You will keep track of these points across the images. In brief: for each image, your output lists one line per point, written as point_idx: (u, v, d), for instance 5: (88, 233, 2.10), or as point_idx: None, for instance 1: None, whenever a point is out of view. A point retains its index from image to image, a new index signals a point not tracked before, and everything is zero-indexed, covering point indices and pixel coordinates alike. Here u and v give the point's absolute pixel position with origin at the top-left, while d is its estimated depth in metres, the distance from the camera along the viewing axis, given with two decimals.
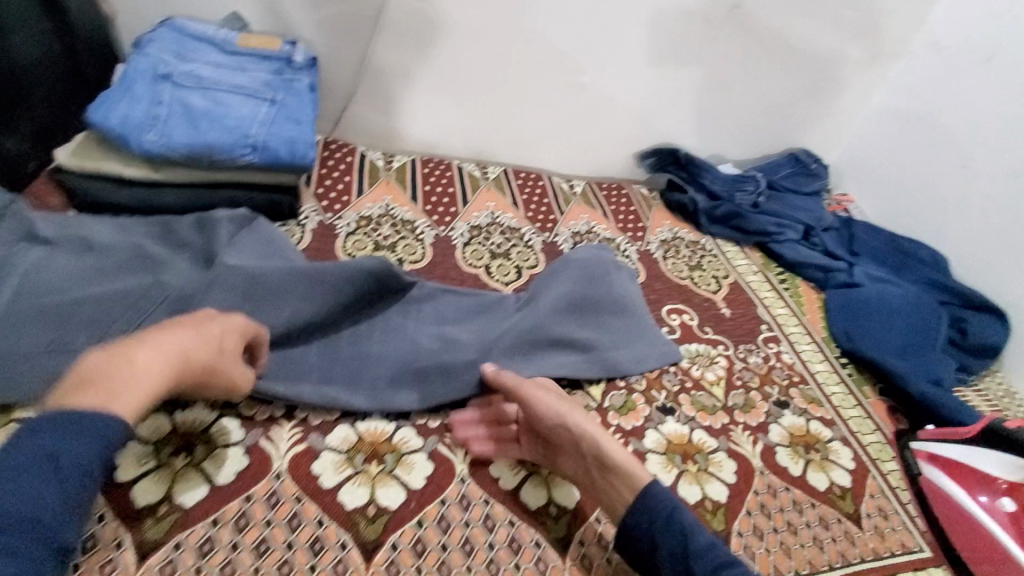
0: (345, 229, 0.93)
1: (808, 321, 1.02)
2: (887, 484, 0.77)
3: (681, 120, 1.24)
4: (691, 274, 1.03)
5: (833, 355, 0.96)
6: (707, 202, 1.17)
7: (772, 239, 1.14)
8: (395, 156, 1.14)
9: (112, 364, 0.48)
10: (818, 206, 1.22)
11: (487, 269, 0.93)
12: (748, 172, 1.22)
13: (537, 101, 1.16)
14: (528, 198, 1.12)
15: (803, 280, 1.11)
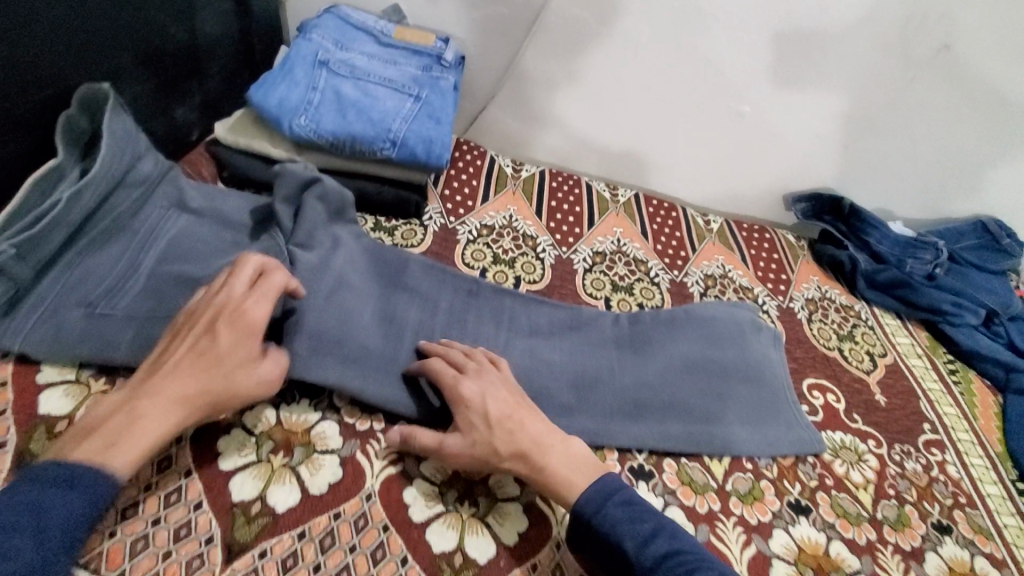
0: (466, 235, 0.90)
1: (981, 428, 0.85)
2: None
3: (848, 164, 1.09)
4: (839, 345, 0.90)
5: (1008, 478, 0.80)
6: (869, 264, 1.02)
7: (945, 320, 0.96)
8: (524, 165, 1.09)
9: (120, 416, 0.49)
10: (1006, 288, 1.03)
11: (607, 301, 0.86)
12: (925, 235, 1.04)
13: (685, 126, 1.07)
14: (658, 229, 1.03)
15: (977, 374, 0.93)
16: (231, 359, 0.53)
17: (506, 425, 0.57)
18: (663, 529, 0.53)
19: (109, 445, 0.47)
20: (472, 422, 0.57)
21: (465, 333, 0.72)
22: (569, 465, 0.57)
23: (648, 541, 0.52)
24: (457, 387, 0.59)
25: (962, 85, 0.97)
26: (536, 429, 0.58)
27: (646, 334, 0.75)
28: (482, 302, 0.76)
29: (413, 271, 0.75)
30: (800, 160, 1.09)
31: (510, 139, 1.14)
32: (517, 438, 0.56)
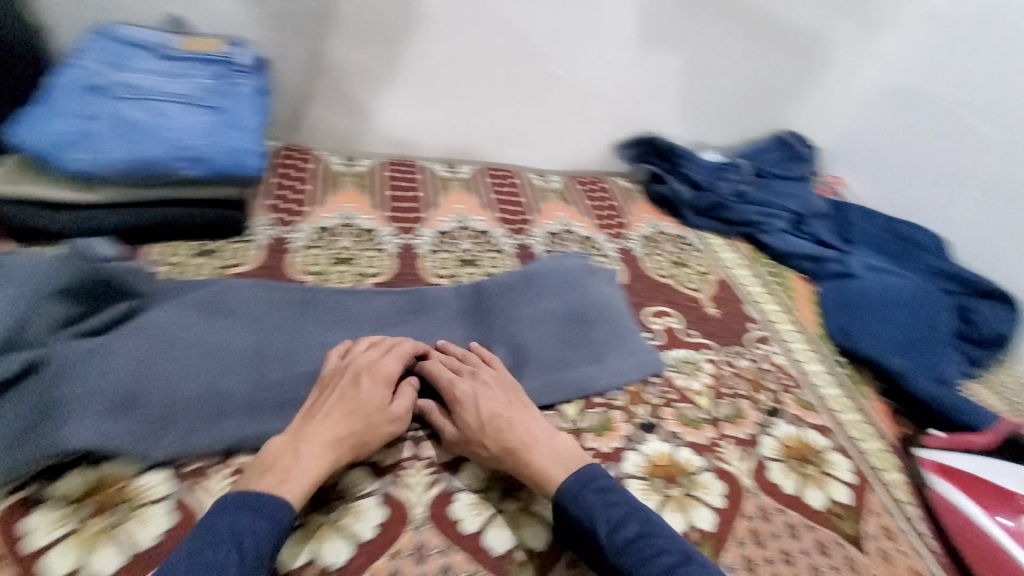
0: (301, 242, 0.87)
1: (801, 317, 0.94)
2: (891, 499, 0.69)
3: (661, 106, 1.18)
4: (675, 272, 0.98)
5: (828, 354, 0.88)
6: (691, 193, 1.12)
7: (760, 230, 1.08)
8: (358, 159, 1.07)
9: (283, 452, 0.57)
10: (807, 191, 1.16)
11: (455, 277, 0.87)
12: (733, 159, 1.18)
13: (508, 93, 1.10)
14: (500, 198, 1.05)
15: (795, 271, 1.04)
16: (370, 409, 0.62)
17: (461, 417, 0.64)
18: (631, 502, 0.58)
19: (280, 482, 0.55)
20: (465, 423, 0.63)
21: (307, 343, 0.70)
22: (555, 459, 0.61)
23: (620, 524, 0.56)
24: (452, 388, 0.66)
25: (732, 16, 1.09)
26: (526, 426, 0.63)
27: (490, 304, 0.79)
28: (320, 308, 0.75)
29: (242, 292, 0.74)
30: (618, 110, 1.16)
31: (339, 137, 1.09)
32: (505, 438, 0.62)
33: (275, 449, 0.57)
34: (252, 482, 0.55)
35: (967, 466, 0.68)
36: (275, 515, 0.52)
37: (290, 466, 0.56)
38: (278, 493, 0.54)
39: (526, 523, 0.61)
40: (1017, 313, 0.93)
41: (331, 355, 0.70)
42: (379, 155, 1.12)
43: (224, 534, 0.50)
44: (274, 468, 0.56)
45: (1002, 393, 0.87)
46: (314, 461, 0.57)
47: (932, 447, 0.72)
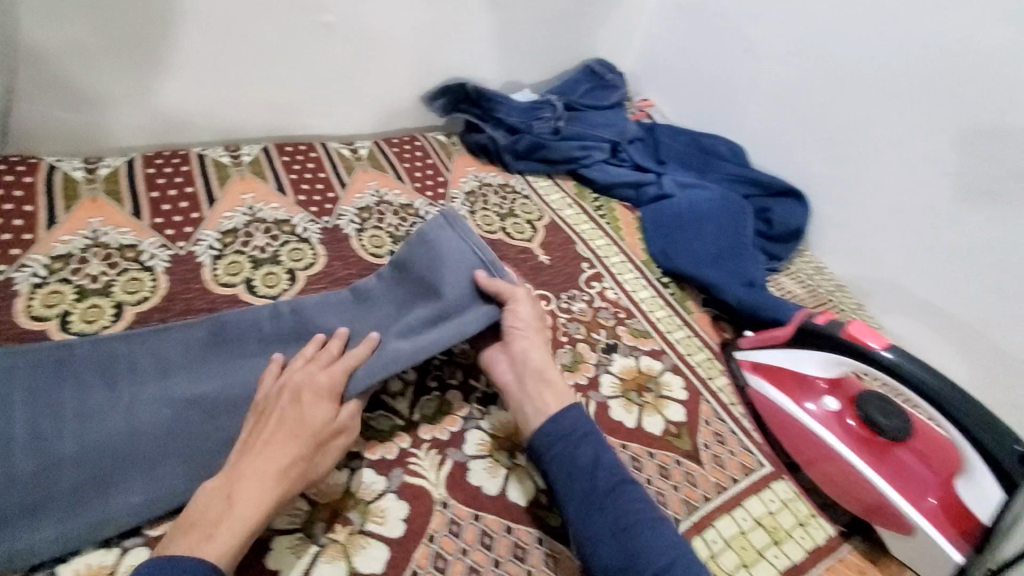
0: (31, 280, 0.68)
1: (627, 246, 0.95)
2: (720, 404, 0.73)
3: (460, 47, 1.09)
4: (502, 225, 0.94)
5: (654, 277, 0.91)
6: (508, 138, 1.07)
7: (580, 165, 1.07)
8: (105, 160, 0.86)
9: (212, 506, 0.49)
10: (620, 118, 1.16)
11: (247, 284, 0.74)
12: (543, 97, 1.13)
13: (280, 54, 0.94)
14: (297, 177, 0.92)
15: (618, 201, 1.05)
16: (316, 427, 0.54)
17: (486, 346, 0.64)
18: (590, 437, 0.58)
19: (206, 538, 0.47)
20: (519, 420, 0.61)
21: (51, 413, 0.55)
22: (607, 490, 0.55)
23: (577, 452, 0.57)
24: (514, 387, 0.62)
25: None
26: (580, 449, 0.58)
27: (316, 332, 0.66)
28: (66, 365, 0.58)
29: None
30: (415, 59, 1.06)
31: (68, 132, 0.87)
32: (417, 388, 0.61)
33: (203, 502, 0.49)
34: (175, 545, 0.47)
35: (777, 360, 0.70)
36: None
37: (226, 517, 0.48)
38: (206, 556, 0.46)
39: (361, 548, 0.53)
40: (804, 204, 1.02)
41: (88, 421, 0.56)
42: (132, 150, 0.93)
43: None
44: (198, 524, 0.48)
45: (799, 279, 0.97)
46: (252, 503, 0.49)
47: (751, 348, 0.74)
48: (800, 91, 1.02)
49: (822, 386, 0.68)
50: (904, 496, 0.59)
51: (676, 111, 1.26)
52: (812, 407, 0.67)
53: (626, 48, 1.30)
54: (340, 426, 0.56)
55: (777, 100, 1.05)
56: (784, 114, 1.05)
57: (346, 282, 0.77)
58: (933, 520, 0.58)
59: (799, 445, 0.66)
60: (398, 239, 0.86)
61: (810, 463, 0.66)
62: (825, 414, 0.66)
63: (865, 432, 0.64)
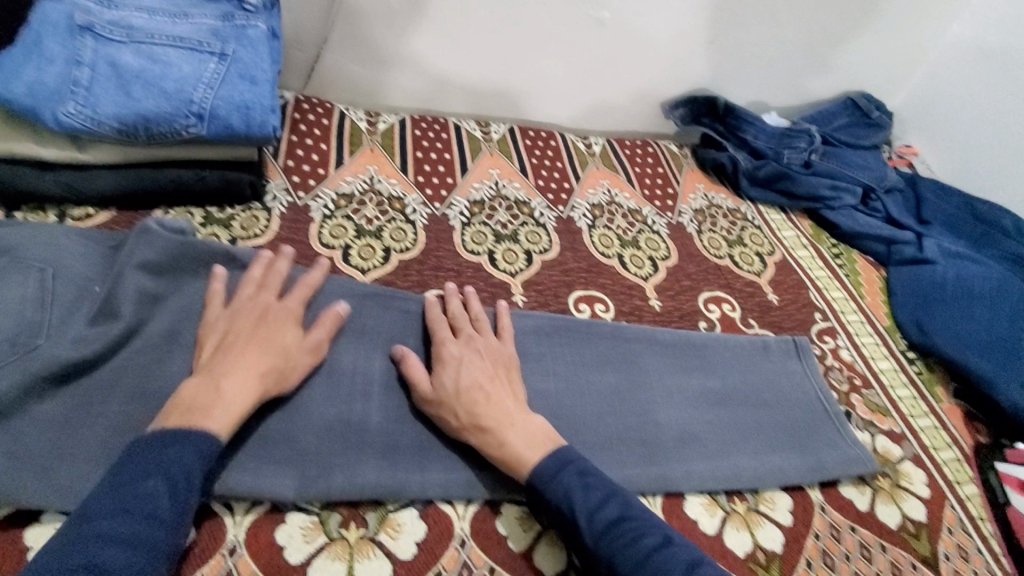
0: (322, 211, 0.78)
1: (869, 306, 0.86)
2: (968, 515, 0.65)
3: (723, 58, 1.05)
4: (731, 252, 0.89)
5: (899, 349, 0.81)
6: (750, 162, 1.01)
7: (826, 205, 0.99)
8: (381, 115, 0.96)
9: (206, 391, 0.50)
10: (879, 163, 1.07)
11: (490, 256, 0.78)
12: (798, 125, 1.07)
13: (551, 42, 0.97)
14: (538, 162, 0.95)
15: (860, 253, 0.95)
16: (290, 343, 0.56)
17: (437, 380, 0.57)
18: (614, 495, 0.52)
19: (203, 415, 0.48)
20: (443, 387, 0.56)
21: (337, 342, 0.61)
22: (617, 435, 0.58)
23: (600, 506, 0.51)
24: (440, 347, 0.60)
25: None
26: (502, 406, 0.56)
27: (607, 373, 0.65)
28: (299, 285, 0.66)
29: None
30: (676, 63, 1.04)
31: (359, 84, 0.98)
32: (476, 412, 0.55)
33: (192, 391, 0.50)
34: (189, 417, 0.48)
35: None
36: (203, 455, 0.47)
37: (219, 402, 0.49)
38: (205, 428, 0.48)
39: None
40: None
41: None
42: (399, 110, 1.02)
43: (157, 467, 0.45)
44: (186, 406, 0.49)
45: None
46: (242, 399, 0.50)
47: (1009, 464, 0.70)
48: None
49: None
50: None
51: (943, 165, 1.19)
52: None
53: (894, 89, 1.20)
54: (311, 345, 0.57)
55: None
56: None
57: (576, 274, 0.79)
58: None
59: None
60: (627, 242, 0.86)
61: None
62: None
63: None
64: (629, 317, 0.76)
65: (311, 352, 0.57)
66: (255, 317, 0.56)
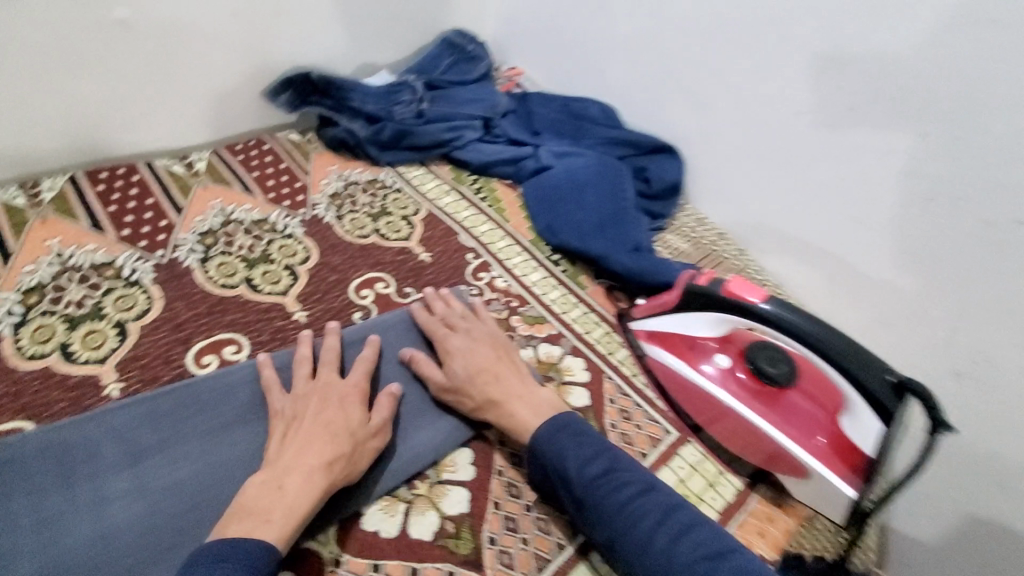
0: (11, 320, 0.68)
1: (513, 228, 0.98)
2: (622, 377, 0.80)
3: (332, 27, 1.04)
4: (450, 198, 1.00)
5: (543, 255, 0.94)
6: (368, 128, 1.02)
7: (453, 146, 1.05)
8: (42, 184, 0.83)
9: (267, 494, 0.51)
10: (488, 91, 1.13)
11: (248, 284, 0.78)
12: (400, 78, 1.08)
13: (194, 46, 0.90)
14: (260, 172, 0.94)
15: (498, 179, 1.06)
16: (352, 420, 0.58)
17: (473, 382, 0.66)
18: (605, 452, 0.60)
19: (266, 522, 0.50)
20: (455, 373, 0.67)
21: (103, 452, 0.55)
22: (534, 411, 0.65)
23: (590, 461, 0.59)
24: (444, 342, 0.70)
25: None
26: (511, 381, 0.67)
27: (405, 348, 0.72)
28: (79, 437, 0.55)
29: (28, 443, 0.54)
30: (329, 37, 1.04)
31: (1, 156, 0.82)
32: (488, 391, 0.65)
33: (255, 492, 0.52)
34: (230, 529, 0.49)
35: (673, 329, 0.78)
36: (263, 559, 0.47)
37: (279, 504, 0.51)
38: (262, 536, 0.49)
39: (442, 495, 0.63)
40: (677, 160, 1.05)
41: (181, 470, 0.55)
42: (71, 167, 0.89)
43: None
44: (254, 511, 0.50)
45: (684, 234, 1.01)
46: (302, 490, 0.52)
47: (646, 321, 0.81)
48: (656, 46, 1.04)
49: (714, 348, 0.76)
50: (797, 442, 0.69)
51: (545, 77, 1.24)
52: (709, 368, 0.75)
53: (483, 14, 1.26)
54: (372, 430, 0.60)
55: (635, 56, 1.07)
56: (645, 71, 1.07)
57: (342, 268, 0.83)
58: (826, 458, 0.68)
59: (701, 406, 0.75)
60: (378, 214, 0.93)
61: (710, 420, 0.75)
62: (718, 375, 0.75)
63: (755, 385, 0.73)
64: (407, 280, 0.85)
65: (376, 432, 0.60)
66: (311, 409, 0.58)
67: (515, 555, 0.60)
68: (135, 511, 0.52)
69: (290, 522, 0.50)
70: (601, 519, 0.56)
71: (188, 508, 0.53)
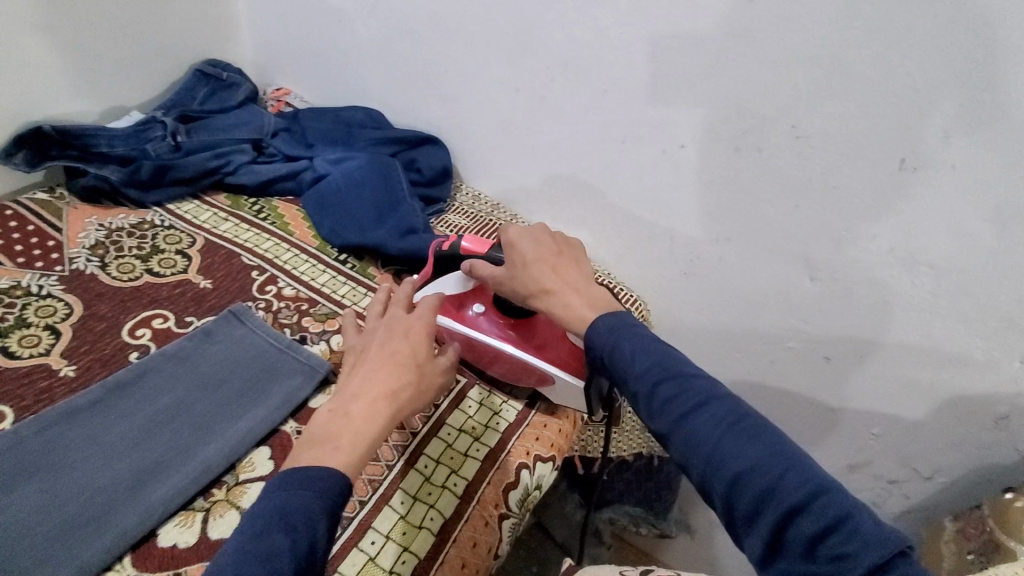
0: None
1: (298, 238, 1.00)
2: None
3: (54, 80, 0.99)
4: (229, 223, 1.00)
5: (330, 257, 0.99)
6: (123, 171, 0.99)
7: (224, 173, 1.06)
8: None
9: (334, 420, 0.57)
10: (253, 114, 1.15)
11: (0, 352, 0.74)
12: (149, 116, 1.05)
13: None
14: (1, 240, 0.88)
15: (279, 196, 1.08)
16: (419, 354, 0.63)
17: (533, 269, 0.67)
18: (662, 367, 0.55)
19: (333, 450, 0.54)
20: (513, 262, 0.70)
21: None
22: (588, 303, 0.63)
23: (642, 368, 0.55)
24: (506, 232, 0.72)
25: None
26: (564, 275, 0.67)
27: (162, 372, 0.74)
28: None
29: None
30: (55, 88, 1.00)
31: None
32: (541, 280, 0.67)
33: (324, 420, 0.57)
34: (303, 456, 0.54)
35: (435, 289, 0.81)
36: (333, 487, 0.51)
37: (347, 431, 0.56)
38: (332, 467, 0.53)
39: (241, 496, 0.66)
40: (444, 147, 1.14)
41: None
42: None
43: (281, 517, 0.48)
44: (320, 441, 0.55)
45: (463, 212, 1.12)
46: (365, 421, 0.57)
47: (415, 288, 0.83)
48: (396, 48, 1.10)
49: (468, 298, 0.80)
50: (541, 358, 0.73)
51: (310, 91, 1.26)
52: (472, 317, 0.78)
53: (235, 38, 1.25)
54: (438, 363, 0.65)
55: (381, 60, 1.13)
56: (394, 72, 1.13)
57: (111, 314, 0.81)
58: (567, 366, 0.73)
59: (475, 351, 0.79)
60: (148, 253, 0.91)
61: (488, 362, 0.79)
62: (475, 319, 0.78)
63: (506, 320, 0.77)
64: (187, 309, 0.84)
65: (441, 370, 0.65)
66: (391, 333, 0.64)
67: None
68: None
69: (349, 459, 0.55)
70: (671, 438, 0.53)
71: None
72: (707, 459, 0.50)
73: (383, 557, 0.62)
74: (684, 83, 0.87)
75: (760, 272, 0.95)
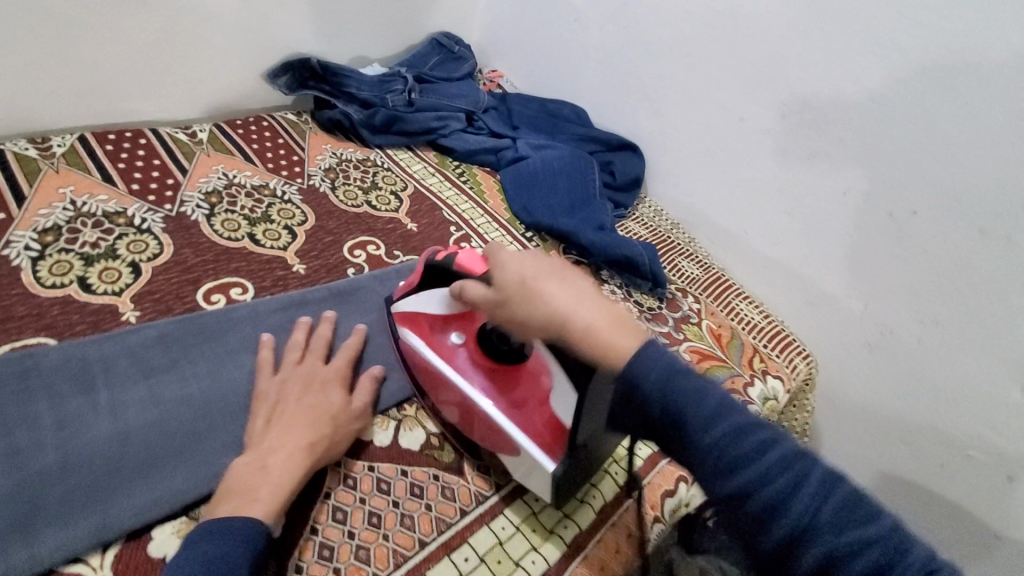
0: (28, 254, 0.71)
1: (491, 207, 1.06)
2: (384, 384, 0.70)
3: (330, 29, 1.14)
4: (437, 181, 1.08)
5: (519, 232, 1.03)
6: (362, 112, 1.11)
7: (439, 135, 1.15)
8: (53, 138, 0.86)
9: (253, 473, 0.54)
10: (473, 88, 1.23)
11: (251, 237, 0.83)
12: (393, 70, 1.18)
13: (203, 27, 0.98)
14: (260, 147, 1.00)
15: (480, 167, 1.15)
16: (332, 408, 0.61)
17: (528, 284, 0.53)
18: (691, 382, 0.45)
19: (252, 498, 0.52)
20: (500, 280, 0.55)
21: (118, 366, 0.62)
22: (597, 312, 0.50)
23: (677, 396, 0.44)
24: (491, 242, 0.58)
25: None
26: (565, 290, 0.52)
27: (371, 292, 0.79)
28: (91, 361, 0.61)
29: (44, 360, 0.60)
30: (329, 30, 1.14)
31: (17, 112, 0.88)
32: (533, 304, 0.52)
33: (245, 471, 0.54)
34: (221, 508, 0.51)
35: (417, 305, 0.69)
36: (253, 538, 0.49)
37: (265, 482, 0.53)
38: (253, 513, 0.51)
39: (428, 417, 0.70)
40: (640, 156, 1.18)
41: (183, 385, 0.62)
42: (77, 127, 0.95)
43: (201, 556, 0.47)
44: (240, 491, 0.52)
45: (643, 222, 1.13)
46: (286, 469, 0.54)
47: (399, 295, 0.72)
48: (623, 54, 1.15)
49: (445, 322, 0.67)
50: (514, 421, 0.60)
51: (522, 80, 1.35)
52: (441, 341, 0.67)
53: (472, 19, 1.37)
54: (353, 413, 0.63)
55: (604, 64, 1.18)
56: (612, 77, 1.18)
57: (337, 231, 0.89)
58: (531, 435, 0.59)
59: (427, 375, 0.67)
60: (368, 187, 1.01)
61: (437, 390, 0.67)
62: (451, 351, 0.66)
63: (487, 362, 0.64)
64: (397, 244, 0.91)
65: (355, 417, 0.63)
66: (297, 393, 0.61)
67: (490, 463, 0.67)
68: (145, 415, 0.59)
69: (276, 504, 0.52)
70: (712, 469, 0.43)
71: (197, 416, 0.61)
72: (665, 404, 0.44)
73: (546, 515, 0.65)
74: (936, 152, 0.83)
75: (962, 367, 0.87)
